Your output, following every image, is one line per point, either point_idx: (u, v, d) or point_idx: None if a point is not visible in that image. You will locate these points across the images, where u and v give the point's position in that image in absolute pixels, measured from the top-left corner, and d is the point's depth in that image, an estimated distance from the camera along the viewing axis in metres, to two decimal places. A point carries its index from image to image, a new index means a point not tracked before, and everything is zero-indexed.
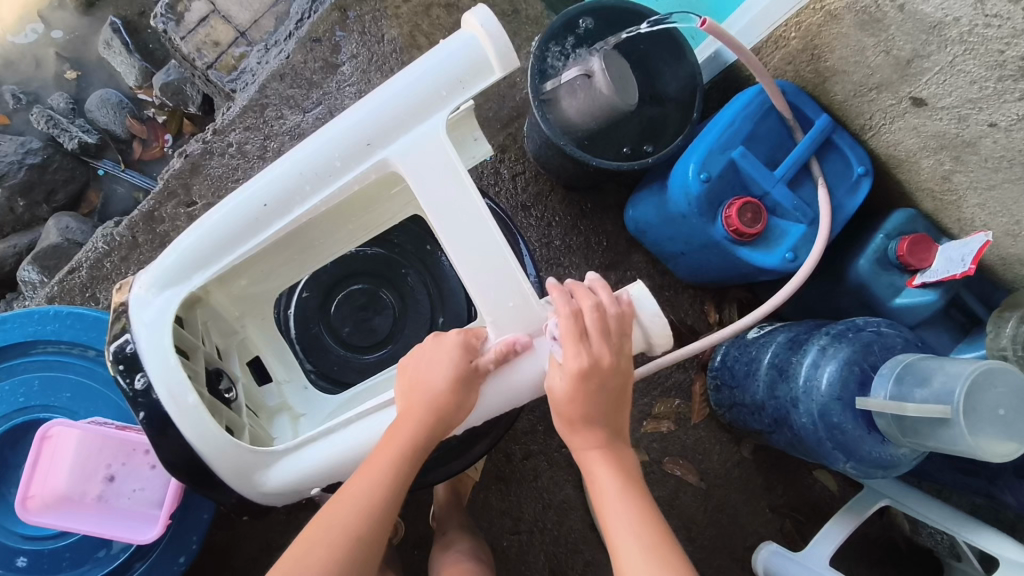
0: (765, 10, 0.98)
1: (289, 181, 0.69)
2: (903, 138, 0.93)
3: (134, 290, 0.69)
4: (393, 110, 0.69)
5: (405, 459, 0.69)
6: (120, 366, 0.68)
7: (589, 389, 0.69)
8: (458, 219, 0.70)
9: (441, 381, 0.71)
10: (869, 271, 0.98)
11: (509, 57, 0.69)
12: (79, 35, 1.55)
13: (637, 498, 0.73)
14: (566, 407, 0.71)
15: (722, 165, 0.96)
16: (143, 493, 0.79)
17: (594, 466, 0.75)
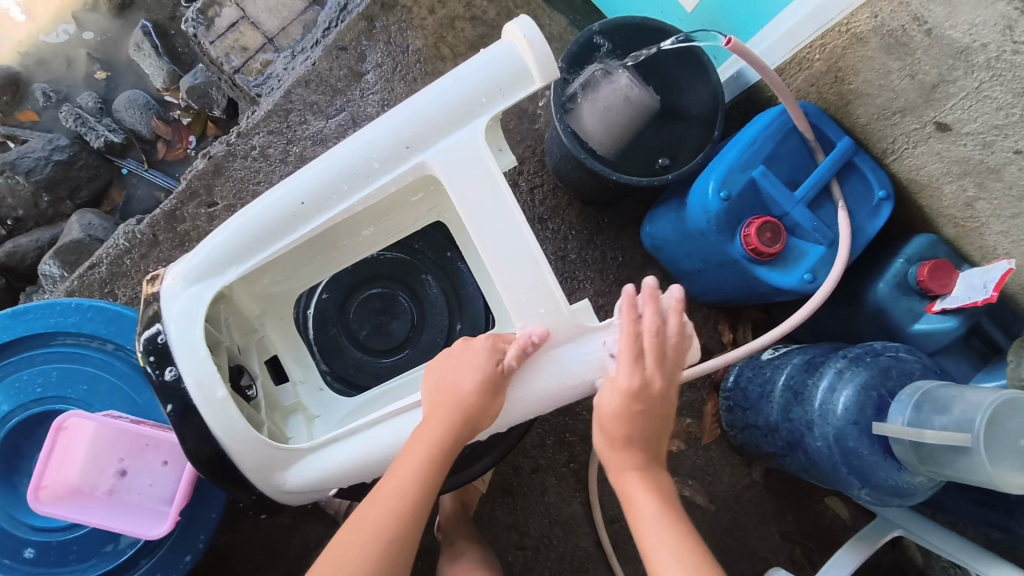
0: (789, 33, 0.98)
1: (326, 181, 0.70)
2: (926, 163, 0.92)
3: (165, 282, 0.71)
4: (432, 115, 0.70)
5: (434, 462, 0.68)
6: (151, 357, 0.69)
7: (634, 409, 0.69)
8: (493, 224, 0.71)
9: (469, 385, 0.70)
10: (887, 296, 0.97)
11: (549, 67, 0.70)
12: (110, 36, 1.58)
13: (676, 525, 0.68)
14: (610, 425, 0.71)
15: (743, 185, 0.97)
16: (154, 489, 0.79)
17: (633, 490, 0.71)
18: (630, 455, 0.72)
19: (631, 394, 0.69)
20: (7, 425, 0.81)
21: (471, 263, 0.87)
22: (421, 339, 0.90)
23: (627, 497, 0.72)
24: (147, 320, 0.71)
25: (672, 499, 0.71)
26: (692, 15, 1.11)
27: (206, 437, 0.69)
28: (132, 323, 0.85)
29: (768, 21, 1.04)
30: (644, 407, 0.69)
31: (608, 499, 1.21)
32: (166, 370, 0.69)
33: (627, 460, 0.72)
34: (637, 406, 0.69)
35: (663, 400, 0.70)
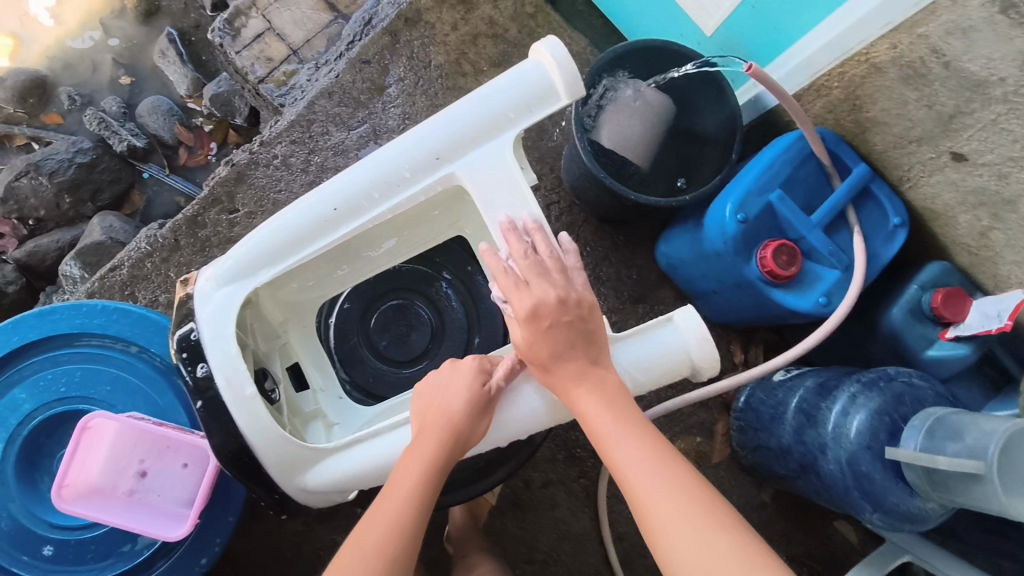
0: (806, 60, 0.98)
1: (359, 188, 0.72)
2: (941, 192, 0.94)
3: (198, 282, 0.72)
4: (463, 127, 0.72)
5: (427, 479, 0.68)
6: (184, 353, 0.71)
7: (539, 330, 0.69)
8: (518, 234, 0.73)
9: (457, 405, 0.71)
10: (901, 321, 0.98)
11: (576, 85, 0.72)
12: (136, 43, 1.60)
13: (632, 428, 0.68)
14: (530, 354, 0.70)
15: (760, 208, 0.98)
16: (173, 492, 0.79)
17: (581, 403, 0.69)
18: (573, 369, 0.70)
19: (530, 318, 0.69)
20: (30, 424, 0.82)
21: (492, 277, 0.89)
22: (441, 349, 0.91)
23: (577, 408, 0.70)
24: (182, 317, 0.72)
25: (622, 399, 0.70)
26: (713, 39, 1.13)
27: (230, 441, 0.70)
28: (157, 326, 0.86)
29: (785, 48, 1.05)
30: (551, 323, 0.69)
31: (616, 515, 1.22)
32: (198, 367, 0.71)
33: (571, 374, 0.70)
34: (545, 323, 0.69)
35: (566, 310, 0.69)
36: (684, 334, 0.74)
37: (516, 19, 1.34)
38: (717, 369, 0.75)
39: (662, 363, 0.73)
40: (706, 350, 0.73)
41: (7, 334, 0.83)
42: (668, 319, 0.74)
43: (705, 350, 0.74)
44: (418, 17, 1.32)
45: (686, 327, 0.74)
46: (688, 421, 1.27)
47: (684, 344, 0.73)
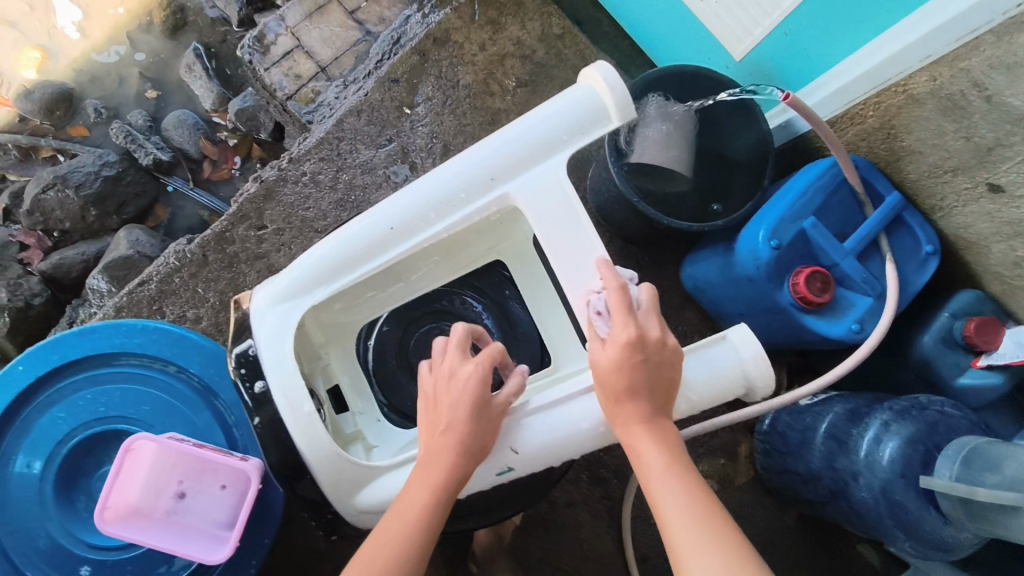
0: (842, 87, 0.98)
1: (415, 208, 0.72)
2: (974, 221, 0.94)
3: (253, 302, 0.74)
4: (518, 149, 0.72)
5: (439, 499, 0.66)
6: (243, 369, 0.73)
7: (634, 361, 0.66)
8: (572, 250, 0.73)
9: (461, 417, 0.68)
10: (933, 348, 0.99)
11: (628, 107, 0.72)
12: (162, 57, 1.61)
13: (685, 476, 0.65)
14: (612, 382, 0.66)
15: (793, 235, 0.98)
16: (209, 513, 0.79)
17: (639, 444, 0.66)
18: (636, 407, 0.67)
19: (630, 345, 0.66)
20: (71, 442, 0.82)
21: (532, 305, 0.89)
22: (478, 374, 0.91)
23: (634, 451, 0.67)
24: (240, 334, 0.75)
25: (681, 453, 0.67)
26: (742, 63, 1.14)
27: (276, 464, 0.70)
28: (195, 346, 0.86)
29: (818, 75, 1.06)
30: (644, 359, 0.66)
31: (641, 537, 1.21)
32: (256, 384, 0.73)
33: (634, 413, 0.67)
34: (637, 359, 0.66)
35: (663, 351, 0.67)
36: (740, 353, 0.73)
37: (543, 40, 1.35)
38: (773, 388, 0.74)
39: (715, 382, 0.73)
40: (763, 370, 0.72)
41: (48, 353, 0.84)
42: (722, 338, 0.74)
43: (762, 371, 0.73)
44: (446, 37, 1.33)
45: (742, 347, 0.73)
46: (712, 443, 1.28)
47: (740, 364, 0.73)
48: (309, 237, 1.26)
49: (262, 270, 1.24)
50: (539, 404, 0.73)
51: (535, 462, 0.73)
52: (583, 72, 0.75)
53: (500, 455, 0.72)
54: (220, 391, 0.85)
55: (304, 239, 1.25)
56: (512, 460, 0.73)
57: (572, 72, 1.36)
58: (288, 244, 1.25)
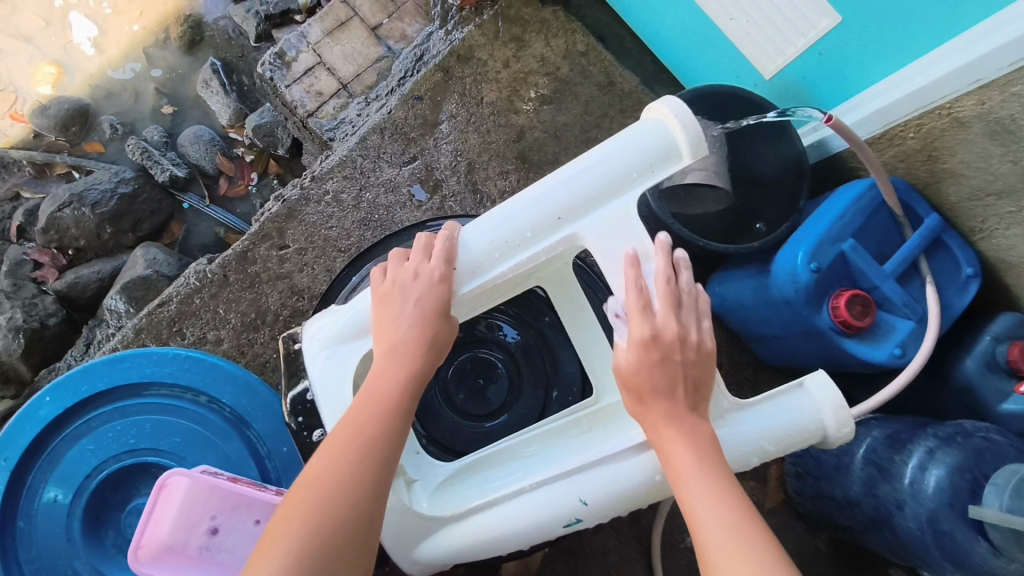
0: (882, 109, 0.97)
1: (481, 247, 0.72)
2: (1017, 245, 0.93)
3: (309, 342, 0.75)
4: (587, 187, 0.71)
5: (409, 383, 0.68)
6: (300, 417, 0.75)
7: (651, 359, 0.67)
8: None
9: (410, 326, 0.69)
10: (975, 373, 0.97)
11: (700, 146, 0.73)
12: (178, 73, 1.60)
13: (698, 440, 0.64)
14: (630, 380, 0.68)
15: (833, 258, 0.96)
16: (244, 548, 0.75)
17: (665, 441, 0.65)
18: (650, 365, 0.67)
19: (645, 343, 0.67)
20: (100, 474, 0.80)
21: (572, 332, 0.87)
22: (520, 403, 0.91)
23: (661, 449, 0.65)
24: (294, 377, 0.76)
25: (712, 450, 0.64)
26: (771, 83, 1.13)
27: None
28: (227, 375, 0.84)
29: (854, 94, 1.04)
30: (663, 357, 0.67)
31: (671, 564, 1.19)
32: (315, 431, 0.76)
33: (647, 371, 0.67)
34: (654, 356, 0.67)
35: (682, 346, 0.67)
36: (817, 402, 0.71)
37: (567, 57, 1.34)
38: (848, 439, 0.73)
39: (794, 434, 0.70)
40: (843, 420, 0.70)
41: (76, 383, 0.82)
42: (798, 384, 0.72)
43: (841, 421, 0.70)
44: (470, 54, 1.32)
45: (819, 396, 0.71)
46: None
47: (818, 413, 0.70)
48: (332, 257, 1.23)
49: (284, 291, 1.21)
50: (602, 454, 0.69)
51: (603, 513, 0.70)
52: (655, 107, 0.75)
53: (568, 508, 0.68)
54: (252, 421, 0.83)
55: (326, 259, 1.22)
56: (581, 512, 0.68)
57: (596, 89, 1.33)
58: (311, 264, 1.22)
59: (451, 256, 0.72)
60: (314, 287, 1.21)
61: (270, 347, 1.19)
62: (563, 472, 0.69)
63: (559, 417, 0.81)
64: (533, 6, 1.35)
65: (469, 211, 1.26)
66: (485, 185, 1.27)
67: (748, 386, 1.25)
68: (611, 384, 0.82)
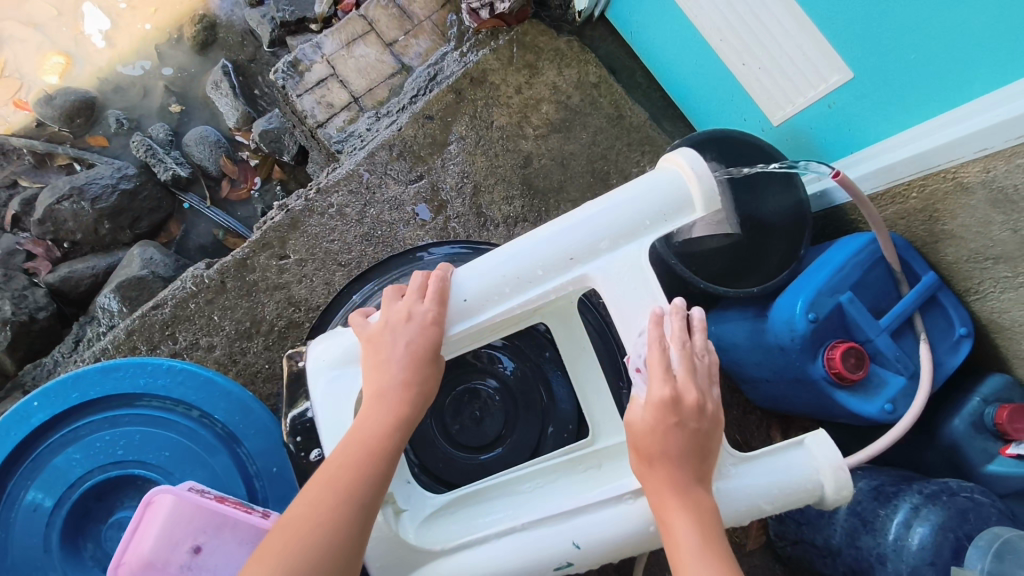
0: (887, 168, 0.99)
1: (492, 282, 0.72)
2: (1010, 308, 0.94)
3: (313, 361, 0.74)
4: (601, 230, 0.72)
5: (395, 429, 0.67)
6: (298, 437, 0.74)
7: (667, 424, 0.66)
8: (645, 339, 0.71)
9: (401, 372, 0.69)
10: (963, 432, 0.98)
11: (714, 199, 0.74)
12: (189, 72, 1.60)
13: (718, 568, 0.61)
14: (643, 440, 0.67)
15: (831, 309, 0.97)
16: (224, 570, 0.74)
17: (673, 515, 0.63)
18: (669, 475, 0.65)
19: (663, 405, 0.66)
20: (86, 483, 0.80)
21: (571, 371, 0.88)
22: (515, 437, 0.91)
23: (665, 520, 0.64)
24: (296, 397, 0.75)
25: (714, 527, 0.64)
26: (778, 129, 1.16)
27: None
28: (222, 391, 0.83)
29: (857, 148, 1.06)
30: (678, 422, 0.66)
31: None
32: (311, 452, 0.74)
33: (668, 481, 0.65)
34: (671, 421, 0.66)
35: (699, 415, 0.67)
36: (817, 460, 0.72)
37: (579, 87, 1.35)
38: (844, 501, 0.73)
39: (792, 492, 0.71)
40: (841, 482, 0.71)
41: (67, 390, 0.82)
42: (799, 442, 0.73)
43: (839, 483, 0.71)
44: (483, 77, 1.32)
45: (819, 455, 0.72)
46: None
47: (816, 473, 0.71)
48: (331, 270, 1.22)
49: (281, 301, 1.20)
50: (600, 498, 0.70)
51: (593, 559, 0.70)
52: (672, 158, 0.76)
53: (560, 552, 0.68)
54: (243, 438, 0.83)
55: (326, 272, 1.22)
56: (573, 556, 0.68)
57: (605, 120, 1.34)
58: (310, 275, 1.21)
59: (444, 296, 0.72)
60: (311, 299, 1.21)
61: (262, 357, 1.18)
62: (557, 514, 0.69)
63: (549, 458, 0.82)
64: (549, 34, 1.37)
65: (472, 233, 1.26)
66: (489, 209, 1.28)
67: (736, 426, 1.25)
68: (606, 425, 0.84)
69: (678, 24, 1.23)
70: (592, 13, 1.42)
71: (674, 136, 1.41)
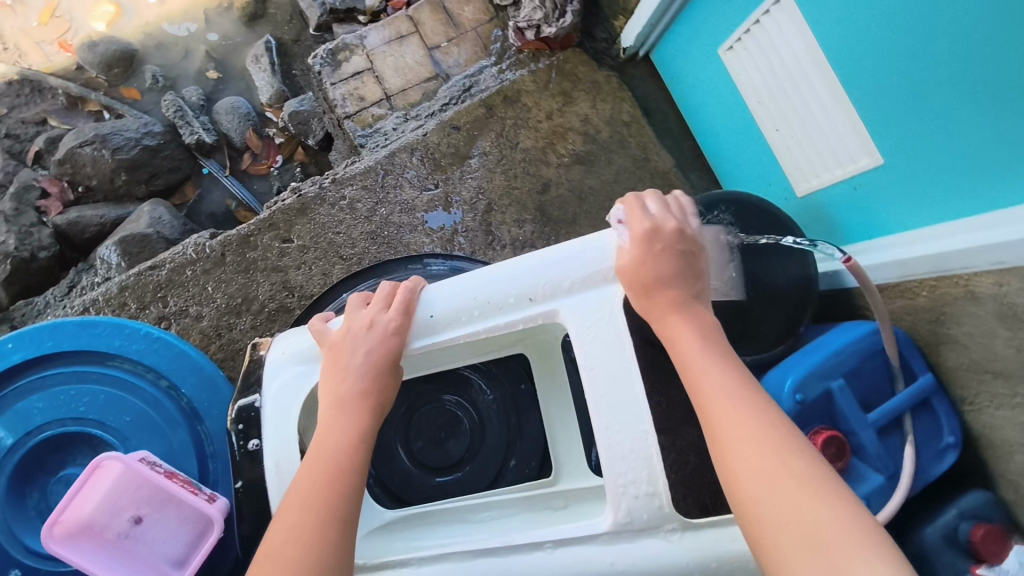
0: (901, 261, 0.97)
1: (462, 302, 0.72)
2: (1003, 426, 0.90)
3: (274, 352, 0.74)
4: (573, 268, 0.72)
5: (361, 442, 0.65)
6: (240, 425, 0.72)
7: (654, 249, 0.70)
8: (608, 388, 0.68)
9: (359, 380, 0.68)
10: (934, 544, 0.94)
11: (698, 256, 0.75)
12: (233, 42, 1.61)
13: (725, 361, 0.65)
14: (633, 272, 0.70)
15: (818, 394, 0.95)
16: (163, 546, 0.73)
17: (674, 327, 0.68)
18: (667, 295, 0.69)
19: (646, 237, 0.71)
20: (42, 434, 0.79)
21: (544, 410, 0.87)
22: (475, 463, 0.89)
23: (669, 335, 0.69)
24: (247, 386, 0.73)
25: (715, 335, 0.69)
26: (801, 201, 1.15)
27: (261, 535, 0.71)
28: (194, 366, 0.83)
29: (873, 235, 1.04)
30: (663, 247, 0.71)
31: None
32: (250, 441, 0.72)
33: (667, 299, 0.69)
34: (652, 247, 0.70)
35: (680, 238, 0.72)
36: None
37: (609, 123, 1.35)
38: None
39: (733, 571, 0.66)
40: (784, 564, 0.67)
41: (42, 338, 0.82)
42: None
43: None
44: (516, 97, 1.32)
45: None
46: None
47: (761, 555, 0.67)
48: (332, 262, 1.22)
49: (276, 284, 1.20)
50: (526, 540, 0.67)
51: None
52: (663, 209, 0.76)
53: None
54: (206, 418, 0.82)
55: (325, 262, 1.22)
56: None
57: (630, 161, 1.34)
58: (310, 263, 1.21)
59: (409, 308, 0.72)
60: (306, 288, 1.20)
61: (247, 335, 1.17)
62: (480, 551, 0.67)
63: (508, 490, 0.82)
64: (589, 66, 1.37)
65: (476, 249, 1.25)
66: (499, 229, 1.26)
67: None
68: (570, 469, 0.83)
69: (718, 78, 1.22)
70: (637, 52, 1.42)
71: (698, 187, 1.40)
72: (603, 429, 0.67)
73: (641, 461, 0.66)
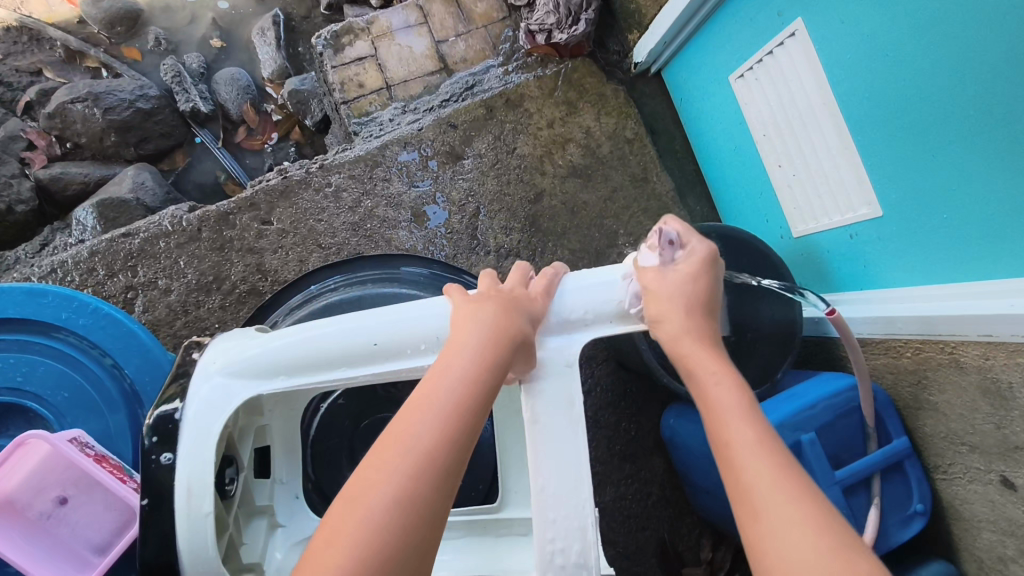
0: (888, 319, 0.94)
1: (407, 334, 0.67)
2: (973, 501, 0.87)
3: (205, 359, 0.69)
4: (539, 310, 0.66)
5: (450, 426, 0.54)
6: (155, 437, 0.65)
7: (712, 275, 0.68)
8: (552, 449, 0.60)
9: (472, 349, 0.59)
10: None
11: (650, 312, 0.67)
12: (241, 12, 1.58)
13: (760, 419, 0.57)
14: (688, 286, 0.66)
15: (788, 445, 0.89)
16: (86, 530, 0.70)
17: (704, 372, 0.62)
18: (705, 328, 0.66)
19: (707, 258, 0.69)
20: None
21: (499, 439, 0.83)
22: None
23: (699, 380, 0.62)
24: (169, 394, 0.68)
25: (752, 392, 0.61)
26: (796, 242, 1.12)
27: (163, 548, 0.64)
28: (141, 347, 0.81)
29: (864, 288, 1.01)
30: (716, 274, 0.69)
31: None
32: (163, 455, 0.65)
33: (705, 333, 0.65)
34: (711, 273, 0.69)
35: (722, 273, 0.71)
36: None
37: (612, 138, 1.31)
38: None
39: None
40: None
41: None
42: None
43: None
44: (519, 101, 1.29)
45: None
46: None
47: None
48: (310, 250, 1.19)
49: (250, 266, 1.17)
50: None
51: None
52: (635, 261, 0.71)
53: None
54: (147, 402, 0.79)
55: (303, 250, 1.18)
56: None
57: (629, 179, 1.30)
58: (287, 249, 1.18)
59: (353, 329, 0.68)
60: (280, 273, 1.17)
61: (214, 315, 1.15)
62: None
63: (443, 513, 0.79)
64: (598, 77, 1.33)
65: (458, 253, 1.22)
66: (485, 234, 1.23)
67: (666, 525, 1.18)
68: (517, 495, 0.80)
69: (727, 105, 1.18)
70: (649, 68, 1.39)
71: (695, 213, 1.36)
72: (537, 490, 0.59)
73: (575, 530, 0.58)
